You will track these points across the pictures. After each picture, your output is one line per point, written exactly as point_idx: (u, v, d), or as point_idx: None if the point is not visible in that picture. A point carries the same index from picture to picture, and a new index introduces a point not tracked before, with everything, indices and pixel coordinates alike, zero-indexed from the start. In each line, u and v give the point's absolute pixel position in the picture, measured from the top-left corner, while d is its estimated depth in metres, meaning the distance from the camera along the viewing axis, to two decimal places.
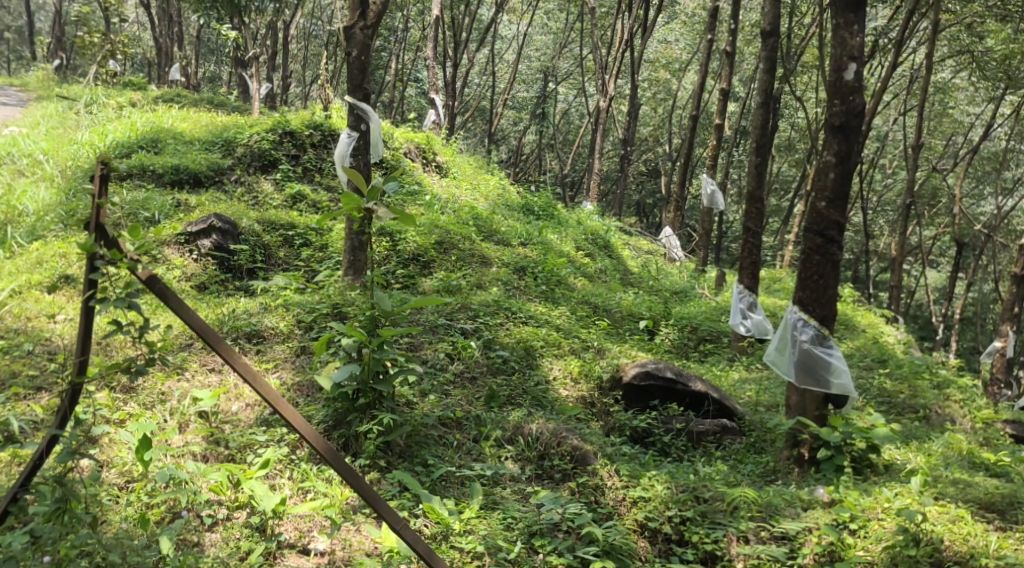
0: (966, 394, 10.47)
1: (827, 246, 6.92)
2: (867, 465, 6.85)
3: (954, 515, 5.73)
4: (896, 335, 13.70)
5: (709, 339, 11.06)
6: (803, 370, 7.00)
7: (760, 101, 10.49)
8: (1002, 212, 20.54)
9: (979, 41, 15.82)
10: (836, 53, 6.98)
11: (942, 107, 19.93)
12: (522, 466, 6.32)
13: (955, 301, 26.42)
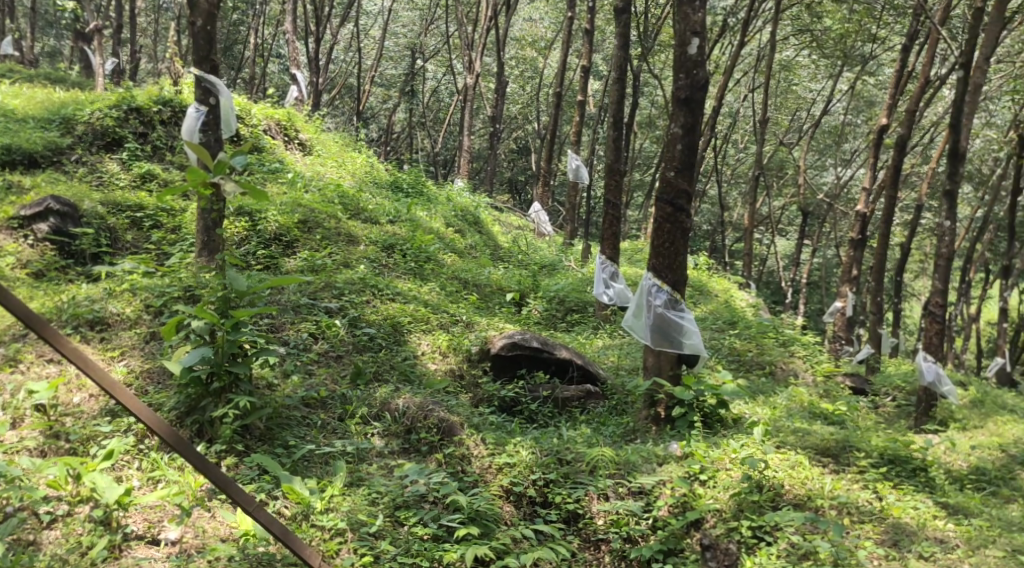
0: (810, 350, 11.26)
1: (677, 214, 7.20)
2: (717, 421, 7.27)
3: (793, 462, 6.29)
4: (748, 299, 14.49)
5: (576, 310, 11.20)
6: (657, 332, 7.27)
7: (615, 77, 10.74)
8: (842, 182, 21.98)
9: (818, 21, 16.78)
10: (680, 28, 7.25)
11: (788, 84, 21.05)
12: (388, 441, 6.31)
13: (803, 266, 28.10)
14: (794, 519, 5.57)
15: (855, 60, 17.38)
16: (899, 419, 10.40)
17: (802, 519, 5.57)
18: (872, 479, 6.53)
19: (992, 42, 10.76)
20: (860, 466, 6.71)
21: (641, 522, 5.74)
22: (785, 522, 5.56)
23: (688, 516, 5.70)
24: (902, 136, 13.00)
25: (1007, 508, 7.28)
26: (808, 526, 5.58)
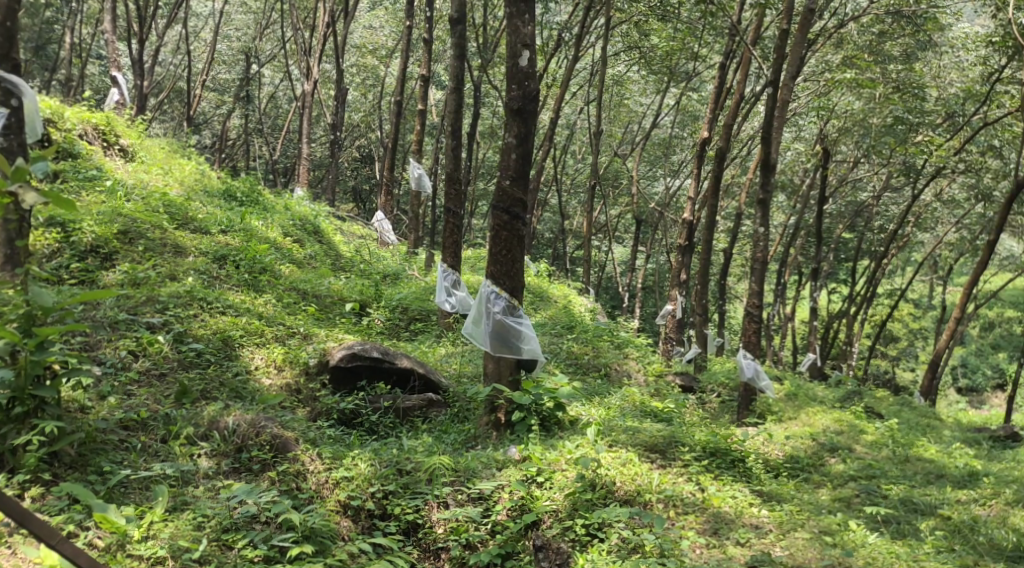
0: (641, 352, 11.97)
1: (513, 222, 7.32)
2: (555, 423, 7.62)
3: (624, 460, 6.72)
4: (586, 304, 14.98)
5: (419, 318, 11.32)
6: (497, 338, 7.39)
7: (452, 86, 10.80)
8: (672, 192, 23.13)
9: (646, 39, 17.58)
10: (511, 40, 7.38)
11: (620, 98, 21.91)
12: (216, 462, 6.01)
13: (638, 272, 29.36)
14: (621, 514, 5.86)
15: (680, 77, 18.32)
16: (723, 414, 11.06)
17: (626, 514, 5.86)
18: (695, 471, 7.07)
19: (796, 63, 11.64)
20: (685, 460, 7.25)
21: (479, 527, 5.82)
22: (613, 519, 5.84)
23: (525, 519, 5.84)
24: (720, 148, 13.81)
25: (815, 492, 8.01)
26: (630, 519, 5.88)
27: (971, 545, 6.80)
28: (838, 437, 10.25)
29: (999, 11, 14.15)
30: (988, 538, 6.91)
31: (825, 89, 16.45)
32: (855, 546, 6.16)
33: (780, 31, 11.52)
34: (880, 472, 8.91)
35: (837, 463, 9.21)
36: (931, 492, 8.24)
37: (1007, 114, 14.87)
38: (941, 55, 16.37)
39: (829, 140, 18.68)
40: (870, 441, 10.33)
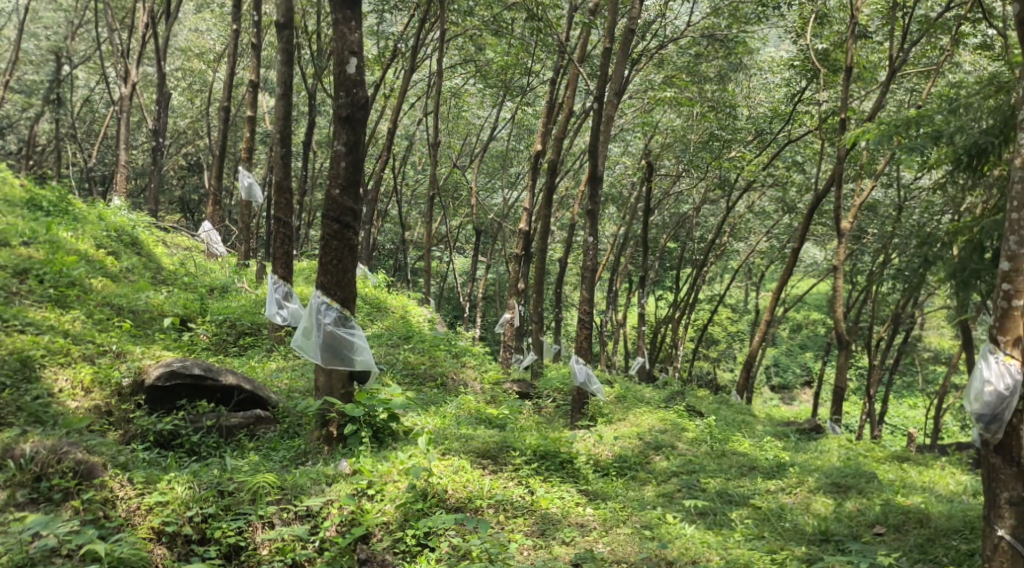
0: (478, 360, 12.10)
1: (343, 231, 7.19)
2: (388, 434, 7.53)
3: (456, 468, 6.81)
4: (424, 315, 14.93)
5: (249, 332, 10.87)
6: (327, 350, 7.22)
7: (281, 93, 10.46)
8: (509, 203, 23.52)
9: (482, 53, 17.80)
10: (337, 47, 7.23)
11: (458, 110, 22.05)
12: (10, 493, 5.54)
13: (479, 282, 29.64)
14: (448, 524, 5.97)
15: (515, 90, 18.68)
16: (557, 419, 11.32)
17: (452, 522, 6.00)
18: (525, 475, 7.25)
19: (620, 80, 12.11)
20: (516, 464, 7.42)
21: (306, 547, 5.70)
22: (441, 527, 5.95)
23: (354, 533, 5.80)
24: (552, 160, 14.09)
25: (640, 490, 8.37)
26: (459, 526, 6.04)
27: (778, 532, 7.31)
28: (662, 436, 10.74)
29: (799, 38, 15.41)
30: (793, 524, 7.46)
31: (649, 106, 17.26)
32: (672, 537, 6.49)
33: (604, 49, 11.94)
34: (700, 467, 9.43)
35: (662, 460, 9.66)
36: (744, 484, 8.82)
37: (808, 133, 16.17)
38: (751, 77, 17.68)
39: (654, 154, 19.62)
40: (692, 438, 10.92)
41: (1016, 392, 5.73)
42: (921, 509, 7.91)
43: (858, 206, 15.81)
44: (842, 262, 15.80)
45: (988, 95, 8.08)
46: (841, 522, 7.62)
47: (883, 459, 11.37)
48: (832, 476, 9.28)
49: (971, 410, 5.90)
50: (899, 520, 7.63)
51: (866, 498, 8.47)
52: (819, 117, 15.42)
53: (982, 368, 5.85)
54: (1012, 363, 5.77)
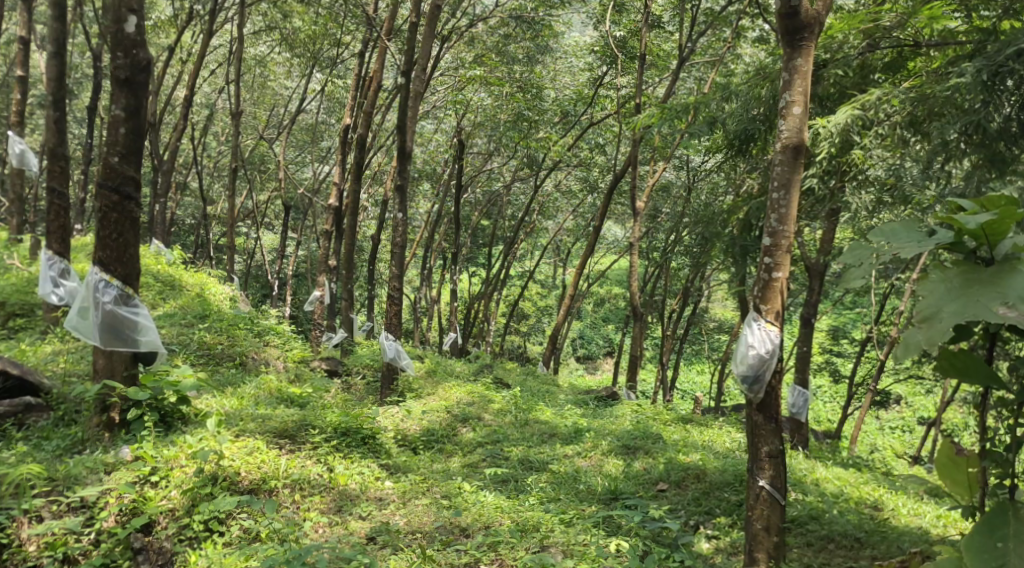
0: (282, 339, 11.76)
1: (124, 203, 6.72)
2: (178, 418, 7.20)
3: (250, 449, 6.64)
4: (225, 293, 14.28)
5: (20, 314, 9.93)
6: (107, 330, 6.75)
7: (54, 49, 9.30)
8: (318, 178, 22.87)
9: (287, 20, 17.09)
10: (114, 2, 6.67)
11: (263, 79, 21.09)
12: None
13: (287, 259, 28.66)
14: (237, 507, 5.85)
15: (323, 61, 18.09)
16: (365, 396, 11.23)
17: (238, 504, 5.86)
18: (324, 452, 7.17)
19: (426, 57, 12.04)
20: (314, 443, 7.31)
21: (80, 539, 5.44)
22: (230, 511, 5.84)
23: (135, 522, 5.61)
24: (360, 136, 13.76)
25: (445, 462, 8.52)
26: (248, 508, 5.96)
27: (575, 493, 7.70)
28: (470, 408, 10.95)
29: (599, 23, 15.99)
30: (586, 485, 7.89)
31: (460, 84, 17.35)
32: (468, 505, 6.68)
33: (411, 24, 11.82)
34: (504, 437, 9.71)
35: (468, 432, 9.87)
36: (545, 450, 9.19)
37: (608, 116, 16.89)
38: (557, 59, 18.17)
39: (465, 133, 19.81)
40: (497, 410, 11.21)
41: (775, 355, 6.32)
42: (699, 465, 8.59)
43: (652, 186, 16.72)
44: (638, 239, 16.66)
45: (756, 84, 8.81)
46: (629, 481, 8.15)
47: (670, 422, 12.20)
48: (623, 439, 9.88)
49: (736, 372, 6.42)
50: (680, 475, 8.27)
51: (652, 457, 9.09)
52: (618, 101, 16.16)
53: (747, 334, 6.41)
54: (771, 329, 6.36)
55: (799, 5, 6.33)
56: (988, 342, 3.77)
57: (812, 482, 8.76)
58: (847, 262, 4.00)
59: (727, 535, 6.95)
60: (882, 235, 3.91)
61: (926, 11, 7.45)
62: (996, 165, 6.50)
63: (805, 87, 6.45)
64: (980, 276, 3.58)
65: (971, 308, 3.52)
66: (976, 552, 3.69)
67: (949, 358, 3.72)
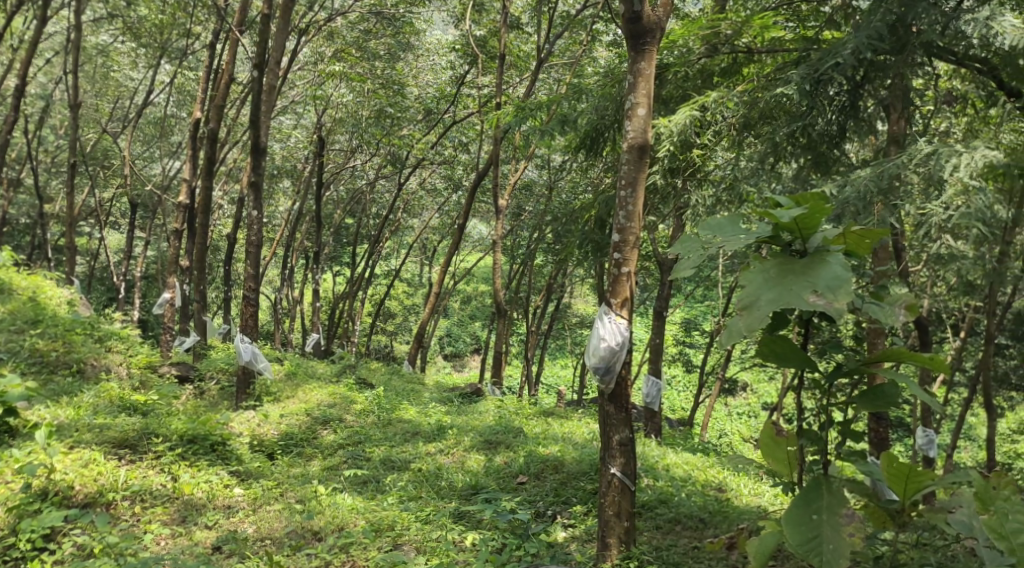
0: (126, 344, 11.18)
1: None
2: (5, 430, 6.74)
3: (85, 461, 6.33)
4: (63, 296, 13.39)
5: None
6: None
7: None
8: (168, 174, 21.81)
9: (131, 8, 16.20)
10: None
11: (106, 70, 19.90)
12: None
13: (135, 261, 27.14)
14: (70, 521, 5.58)
15: (171, 52, 17.27)
16: (219, 402, 10.79)
17: (69, 519, 5.60)
18: (168, 462, 6.90)
19: (280, 52, 11.73)
20: (157, 452, 7.00)
21: None
22: (62, 526, 5.55)
23: None
24: (212, 130, 13.23)
25: (304, 466, 8.33)
26: (81, 523, 5.68)
27: (436, 491, 7.71)
28: (330, 410, 10.75)
29: (460, 22, 16.05)
30: (448, 482, 7.91)
31: (319, 79, 16.99)
32: (322, 507, 6.57)
33: (264, 16, 11.45)
34: (365, 437, 9.61)
35: (329, 434, 9.70)
36: (407, 449, 9.14)
37: (470, 114, 16.96)
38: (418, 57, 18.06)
39: (325, 130, 19.39)
40: (359, 410, 11.06)
41: (625, 346, 6.49)
42: (558, 457, 8.80)
43: (514, 184, 16.88)
44: (501, 236, 16.77)
45: (605, 87, 9.11)
46: (490, 475, 8.23)
47: (532, 416, 12.41)
48: (485, 435, 9.97)
49: (588, 364, 6.56)
50: (539, 468, 8.43)
51: (512, 451, 9.22)
52: (480, 100, 16.29)
53: (599, 327, 6.55)
54: (621, 321, 6.54)
55: (641, 10, 6.59)
56: (803, 328, 4.06)
57: (663, 467, 9.14)
58: (680, 254, 4.29)
59: (582, 523, 7.14)
60: (711, 231, 4.22)
61: (758, 20, 7.93)
62: (821, 166, 7.04)
63: (649, 89, 6.70)
64: (793, 267, 3.86)
65: (785, 296, 3.77)
66: (793, 526, 3.97)
67: (768, 344, 4.01)
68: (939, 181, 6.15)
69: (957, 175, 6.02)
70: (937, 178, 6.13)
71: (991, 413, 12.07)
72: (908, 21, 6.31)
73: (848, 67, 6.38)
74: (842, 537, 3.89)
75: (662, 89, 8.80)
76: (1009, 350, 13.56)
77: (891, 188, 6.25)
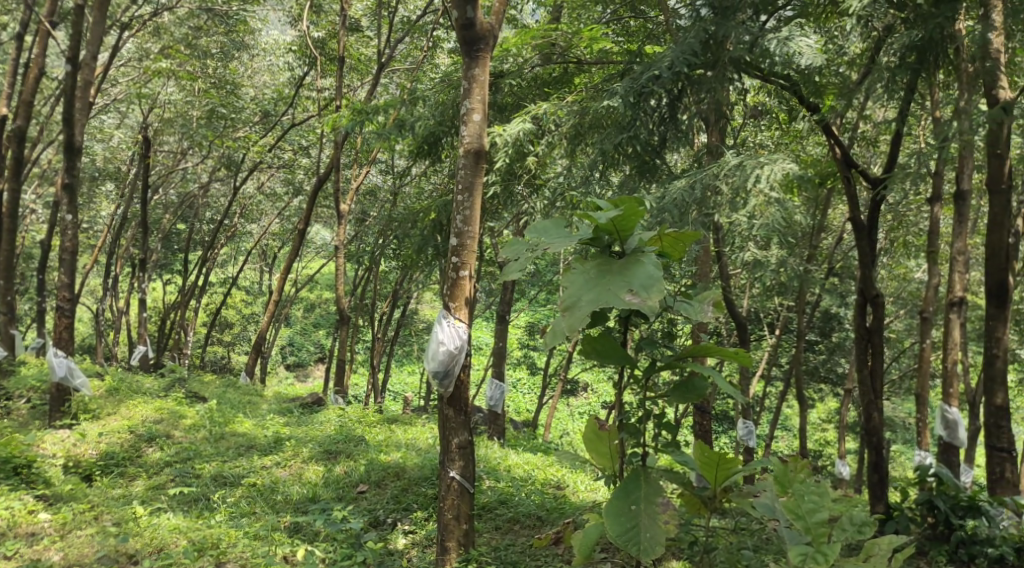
0: None
1: None
2: None
3: None
4: None
5: None
6: None
7: None
8: None
9: None
10: None
11: None
12: None
13: None
14: None
15: None
16: (30, 422, 9.95)
17: None
18: None
19: (97, 47, 10.97)
20: None
21: None
22: None
23: None
24: (20, 128, 12.18)
25: (126, 486, 7.83)
26: None
27: (271, 505, 7.44)
28: (157, 427, 10.15)
29: (297, 23, 15.59)
30: (283, 495, 7.66)
31: (144, 77, 16.02)
32: (140, 529, 6.23)
33: (79, 7, 10.68)
34: (195, 453, 9.14)
35: (155, 452, 9.15)
36: (240, 464, 8.77)
37: (309, 117, 16.52)
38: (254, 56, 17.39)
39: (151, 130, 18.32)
40: (189, 425, 10.52)
41: (463, 350, 6.50)
42: (399, 464, 8.71)
43: (355, 189, 16.47)
44: (343, 242, 16.28)
45: (441, 91, 9.16)
46: (328, 486, 8.04)
47: (375, 423, 12.25)
48: (324, 445, 9.74)
49: (428, 368, 6.50)
50: (379, 476, 8.32)
51: (352, 460, 9.05)
52: (319, 104, 15.89)
53: (437, 330, 6.50)
54: (460, 325, 6.53)
55: (474, 17, 6.65)
56: (623, 326, 4.23)
57: (504, 468, 9.26)
58: (508, 258, 4.37)
59: (422, 528, 7.10)
60: (537, 234, 4.32)
61: (586, 32, 8.28)
62: (646, 174, 7.47)
63: (483, 95, 6.77)
64: (611, 268, 4.00)
65: (603, 296, 3.91)
66: (614, 517, 4.11)
67: (590, 342, 4.16)
68: (746, 191, 6.54)
69: (760, 186, 6.43)
70: (742, 189, 6.54)
71: (804, 404, 13.02)
72: (718, 39, 6.68)
73: (667, 81, 6.75)
74: (658, 525, 4.07)
75: (496, 96, 8.93)
76: (818, 345, 14.70)
77: (704, 197, 6.66)
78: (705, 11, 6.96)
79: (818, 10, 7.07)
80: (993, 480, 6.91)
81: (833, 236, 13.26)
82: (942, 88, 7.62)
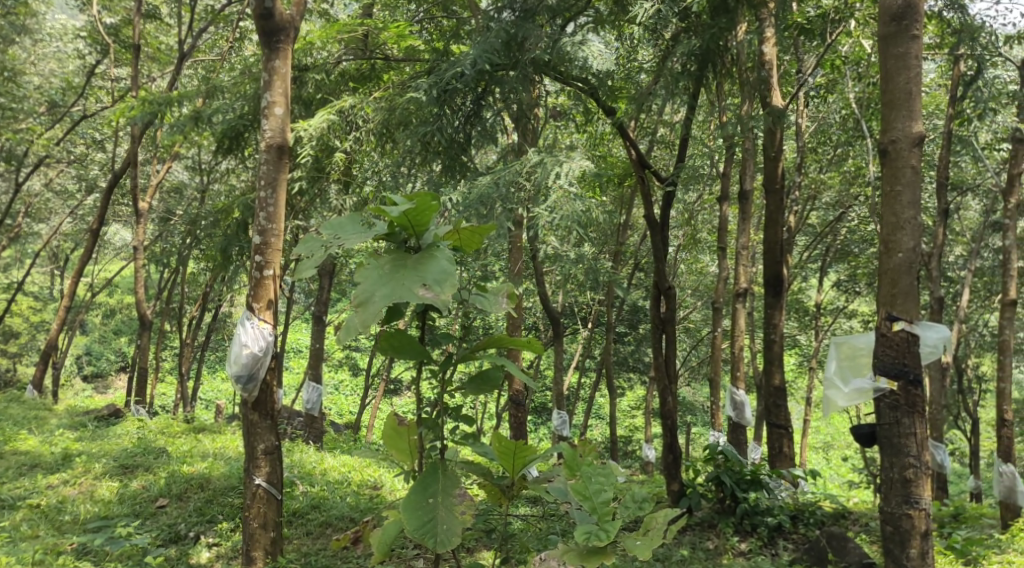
0: None
1: None
2: None
3: None
4: None
5: None
6: None
7: None
8: None
9: None
10: None
11: None
12: None
13: None
14: None
15: None
16: None
17: None
18: None
19: None
20: None
21: None
22: None
23: None
24: None
25: None
26: None
27: (56, 528, 6.88)
28: None
29: (86, 8, 14.42)
30: (71, 515, 7.11)
31: None
32: None
33: None
34: None
35: None
36: (21, 485, 8.02)
37: (103, 109, 15.33)
38: (38, 43, 15.93)
39: None
40: None
41: (268, 352, 6.25)
42: (203, 474, 8.28)
43: (156, 187, 15.44)
44: (143, 243, 15.19)
45: (242, 84, 8.86)
46: (123, 502, 7.54)
47: (178, 434, 11.59)
48: (120, 460, 9.09)
49: (229, 372, 6.20)
50: (181, 488, 7.86)
51: (151, 474, 8.49)
52: (113, 95, 14.80)
53: (240, 333, 6.23)
54: (264, 326, 6.29)
55: (273, 7, 6.40)
56: (420, 322, 4.25)
57: (319, 472, 9.06)
58: (303, 255, 4.25)
59: (227, 540, 6.80)
60: (333, 229, 4.22)
61: (393, 28, 8.29)
62: (452, 171, 7.41)
63: (285, 89, 6.54)
64: (405, 264, 4.00)
65: (397, 291, 3.90)
66: (411, 512, 4.12)
67: (386, 338, 4.14)
68: (545, 187, 6.80)
69: (560, 182, 6.73)
70: (543, 186, 6.90)
71: (613, 393, 13.64)
72: (519, 41, 6.90)
73: (470, 79, 6.82)
74: (455, 516, 4.13)
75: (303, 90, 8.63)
76: (627, 337, 15.45)
77: (508, 193, 6.80)
78: (506, 13, 7.12)
79: (611, 16, 7.40)
80: (773, 455, 7.56)
81: (637, 234, 13.97)
82: (725, 95, 8.24)
